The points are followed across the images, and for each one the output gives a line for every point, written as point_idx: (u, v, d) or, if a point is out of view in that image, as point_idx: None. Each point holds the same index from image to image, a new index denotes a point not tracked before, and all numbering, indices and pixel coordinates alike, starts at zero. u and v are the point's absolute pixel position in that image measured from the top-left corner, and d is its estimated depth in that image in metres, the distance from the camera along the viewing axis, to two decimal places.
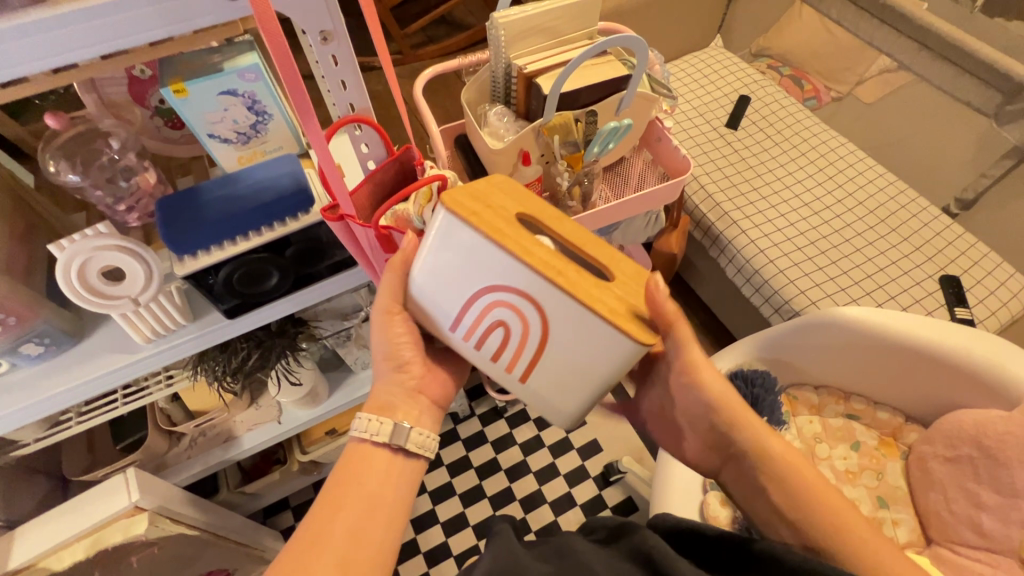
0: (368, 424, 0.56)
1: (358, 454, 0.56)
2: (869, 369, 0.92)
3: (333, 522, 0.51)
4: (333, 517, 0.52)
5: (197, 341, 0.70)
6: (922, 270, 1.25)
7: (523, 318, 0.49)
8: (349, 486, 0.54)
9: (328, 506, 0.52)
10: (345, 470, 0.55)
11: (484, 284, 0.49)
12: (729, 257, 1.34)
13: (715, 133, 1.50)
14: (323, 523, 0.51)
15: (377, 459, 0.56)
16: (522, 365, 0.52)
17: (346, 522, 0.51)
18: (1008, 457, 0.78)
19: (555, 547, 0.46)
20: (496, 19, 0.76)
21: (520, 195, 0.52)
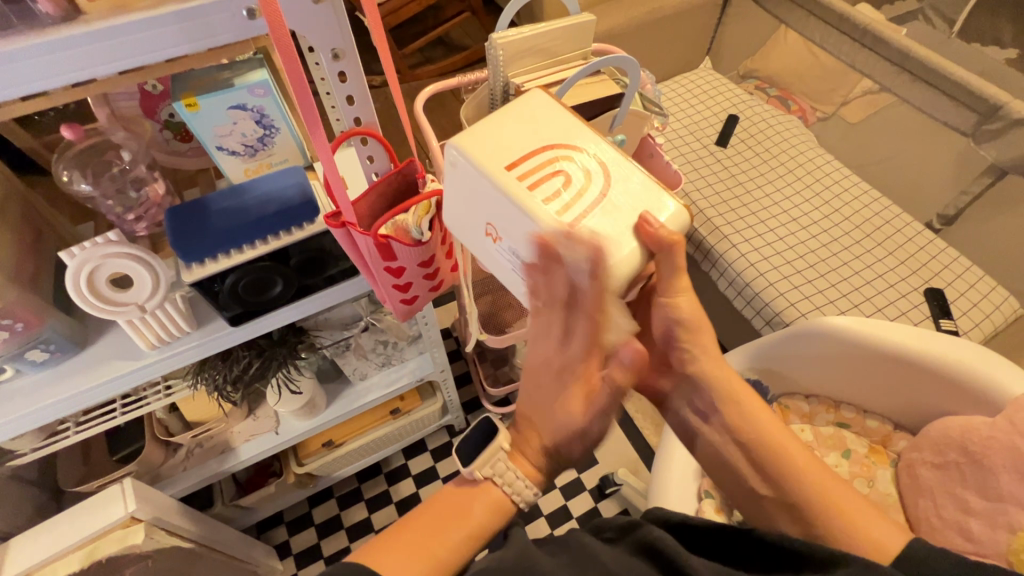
0: (520, 483, 0.51)
1: (481, 498, 0.52)
2: (860, 377, 0.94)
3: (430, 547, 0.47)
4: (433, 541, 0.47)
5: (200, 350, 0.71)
6: (907, 282, 1.28)
7: (587, 171, 0.52)
8: (458, 521, 0.50)
9: (430, 525, 0.49)
10: (464, 502, 0.51)
11: (558, 140, 0.54)
12: (721, 270, 1.37)
13: (704, 150, 1.55)
14: (421, 540, 0.47)
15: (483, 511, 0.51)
16: (575, 212, 0.49)
17: (442, 556, 0.47)
18: (993, 462, 0.80)
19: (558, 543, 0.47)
20: (495, 39, 0.79)
21: None
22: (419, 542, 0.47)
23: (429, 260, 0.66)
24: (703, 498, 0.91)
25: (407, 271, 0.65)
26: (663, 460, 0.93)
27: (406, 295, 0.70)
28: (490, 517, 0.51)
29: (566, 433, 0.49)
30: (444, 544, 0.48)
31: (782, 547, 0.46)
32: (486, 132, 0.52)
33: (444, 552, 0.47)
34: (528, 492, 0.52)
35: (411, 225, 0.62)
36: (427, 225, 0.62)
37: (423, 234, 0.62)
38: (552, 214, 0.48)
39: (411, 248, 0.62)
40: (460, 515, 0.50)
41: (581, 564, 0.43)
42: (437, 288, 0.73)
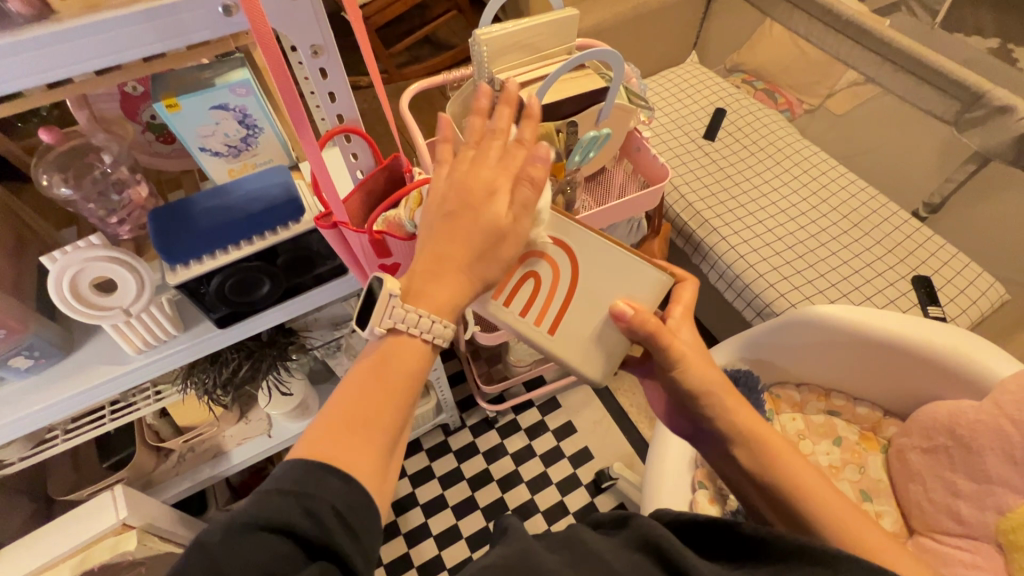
0: (429, 320, 0.41)
1: (396, 350, 0.42)
2: (848, 365, 0.95)
3: (360, 423, 0.38)
4: (361, 417, 0.38)
5: (189, 352, 0.71)
6: (894, 271, 1.29)
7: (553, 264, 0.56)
8: (384, 386, 0.40)
9: (349, 399, 0.39)
10: (382, 360, 0.41)
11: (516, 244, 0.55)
12: (710, 263, 1.38)
13: (692, 144, 1.55)
14: (346, 421, 0.38)
15: (398, 358, 0.41)
16: (551, 316, 0.58)
17: (369, 423, 0.38)
18: (980, 445, 0.80)
19: (552, 536, 0.47)
20: (479, 35, 0.80)
21: None
22: (348, 423, 0.38)
23: None
24: (697, 489, 0.91)
25: (402, 267, 0.64)
26: (657, 452, 0.93)
27: None
28: (410, 371, 0.42)
29: (483, 243, 0.42)
30: (375, 414, 0.39)
31: (774, 541, 0.46)
32: None
33: (382, 424, 0.39)
34: (444, 327, 0.42)
35: (404, 218, 0.61)
36: (420, 218, 0.61)
37: (417, 226, 0.61)
38: (532, 326, 0.57)
39: (406, 242, 0.61)
40: (386, 376, 0.40)
41: (571, 557, 0.43)
42: None
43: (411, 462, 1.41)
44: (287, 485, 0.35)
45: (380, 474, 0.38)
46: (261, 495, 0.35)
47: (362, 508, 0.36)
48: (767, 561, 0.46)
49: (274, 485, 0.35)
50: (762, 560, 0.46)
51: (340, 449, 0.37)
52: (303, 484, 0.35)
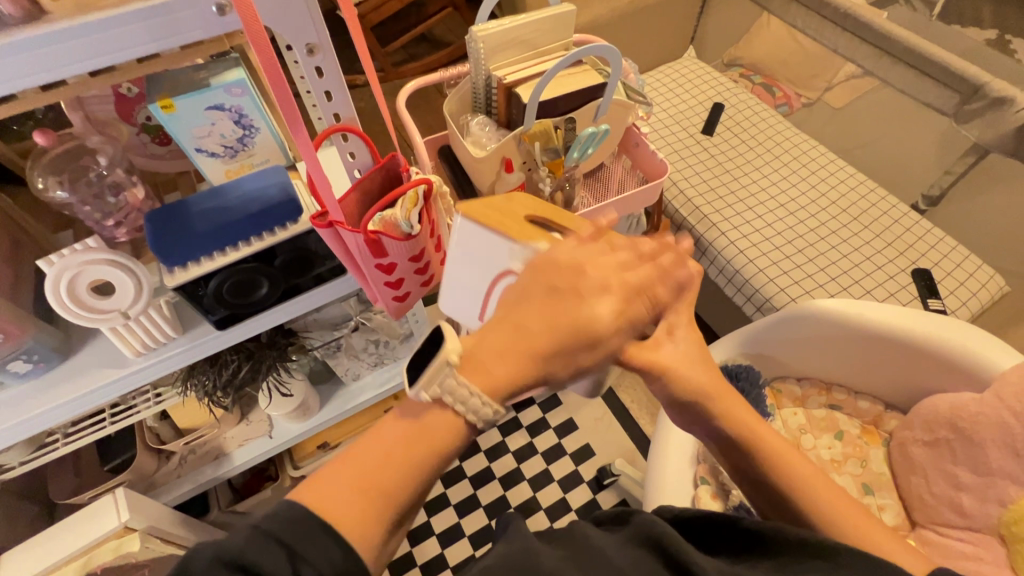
0: (478, 401, 0.38)
1: (433, 421, 0.38)
2: (849, 359, 0.95)
3: (373, 488, 0.36)
4: (375, 480, 0.36)
5: (188, 354, 0.71)
6: (894, 264, 1.29)
7: None
8: (407, 456, 0.37)
9: (371, 460, 0.36)
10: (418, 425, 0.38)
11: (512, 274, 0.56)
12: (710, 259, 1.38)
13: (691, 139, 1.55)
14: (356, 482, 0.36)
15: (429, 429, 0.38)
16: None
17: (380, 491, 0.36)
18: (982, 438, 0.80)
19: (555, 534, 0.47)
20: (475, 32, 0.79)
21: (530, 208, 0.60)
22: (360, 485, 0.36)
23: (419, 254, 0.65)
24: (700, 484, 0.91)
25: (398, 266, 0.64)
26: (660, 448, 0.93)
27: (398, 292, 0.69)
28: (438, 444, 0.38)
29: (572, 336, 0.41)
30: (387, 480, 0.36)
31: (778, 537, 0.46)
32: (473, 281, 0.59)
33: (391, 494, 0.36)
34: (490, 413, 0.38)
35: (400, 218, 0.60)
36: (416, 218, 0.60)
37: (413, 227, 0.61)
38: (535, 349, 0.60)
39: (402, 242, 0.61)
40: (412, 444, 0.38)
41: (573, 554, 0.43)
42: (429, 283, 0.71)
43: None
44: (284, 534, 0.33)
45: (376, 545, 0.36)
46: (254, 533, 0.32)
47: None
48: (773, 556, 0.45)
49: (267, 530, 0.33)
50: (767, 555, 0.46)
51: (345, 512, 0.35)
52: (291, 538, 0.33)
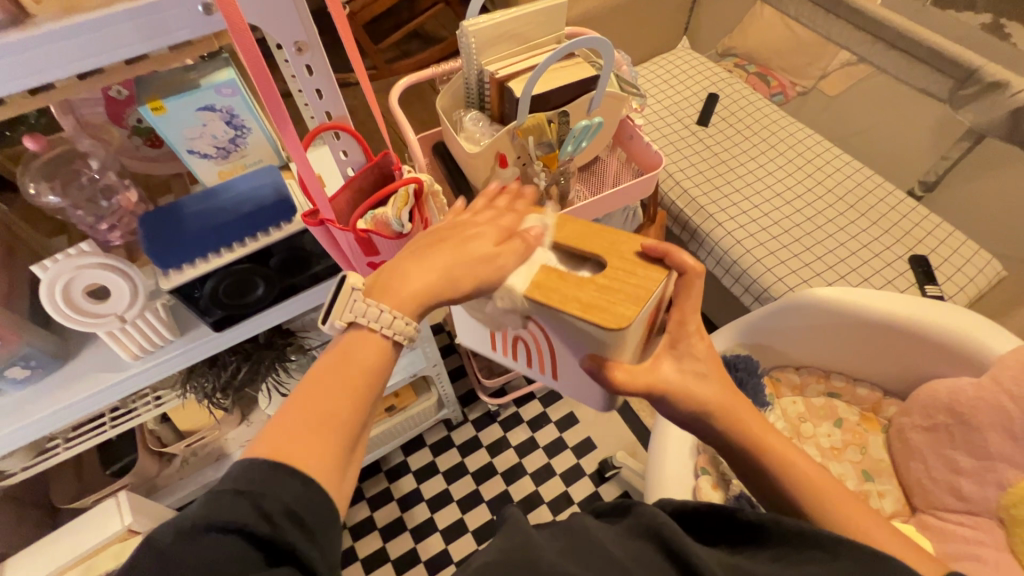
0: (388, 315, 0.44)
1: (358, 344, 0.44)
2: (847, 347, 0.95)
3: (320, 416, 0.39)
4: (319, 413, 0.39)
5: (186, 357, 0.70)
6: (891, 251, 1.29)
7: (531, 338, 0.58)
8: (344, 379, 0.41)
9: (312, 392, 0.40)
10: (344, 355, 0.43)
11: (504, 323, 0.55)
12: (707, 250, 1.38)
13: (686, 130, 1.55)
14: (302, 419, 0.39)
15: (357, 350, 0.43)
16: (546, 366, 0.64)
17: (327, 419, 0.39)
18: (980, 422, 0.81)
19: (555, 524, 0.47)
20: (466, 26, 0.79)
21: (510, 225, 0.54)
22: (306, 416, 0.39)
23: None
24: (700, 474, 0.91)
25: (390, 265, 0.64)
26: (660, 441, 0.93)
27: None
28: (371, 368, 0.43)
29: (468, 259, 0.48)
30: (334, 410, 0.40)
31: (777, 528, 0.46)
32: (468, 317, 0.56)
33: (339, 422, 0.40)
34: (403, 324, 0.44)
35: (390, 217, 0.59)
36: (407, 216, 0.60)
37: (404, 225, 0.60)
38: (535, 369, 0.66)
39: (393, 241, 0.61)
40: (346, 371, 0.42)
41: (571, 543, 0.43)
42: None
43: (415, 458, 1.41)
44: (244, 482, 0.35)
45: (338, 472, 0.39)
46: (218, 494, 0.34)
47: (319, 508, 0.36)
48: (770, 545, 0.46)
49: (230, 487, 0.35)
50: (766, 545, 0.46)
51: (298, 447, 0.37)
52: (258, 484, 0.35)
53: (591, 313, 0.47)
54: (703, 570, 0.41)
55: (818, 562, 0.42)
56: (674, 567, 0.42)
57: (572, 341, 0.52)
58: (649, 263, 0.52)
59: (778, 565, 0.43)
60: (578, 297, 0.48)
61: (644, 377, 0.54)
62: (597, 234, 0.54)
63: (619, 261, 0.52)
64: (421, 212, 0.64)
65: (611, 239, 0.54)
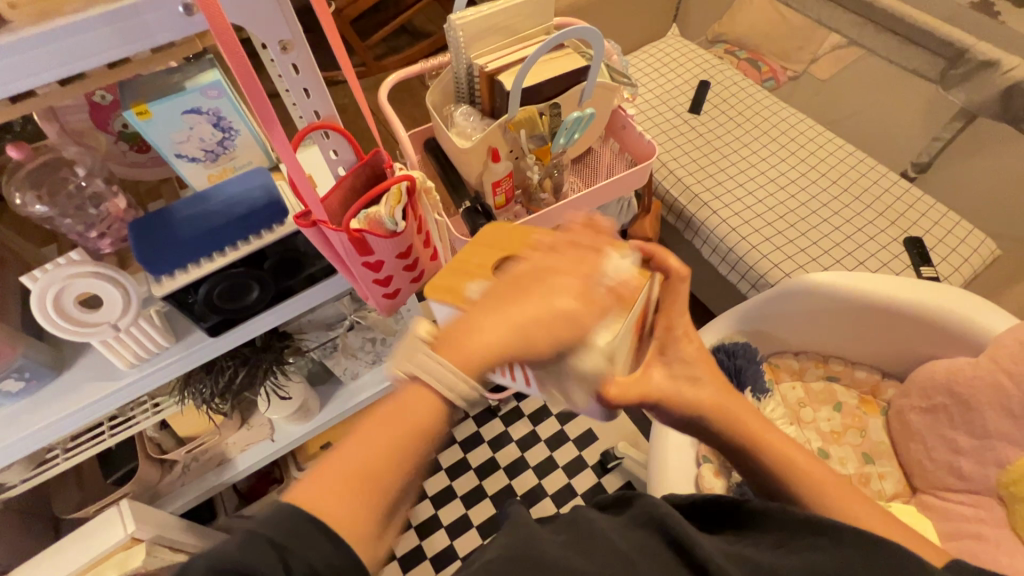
0: (452, 374, 0.37)
1: (415, 400, 0.38)
2: (844, 331, 0.96)
3: (368, 478, 0.35)
4: (361, 474, 0.35)
5: (182, 363, 0.70)
6: (886, 234, 1.29)
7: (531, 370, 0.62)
8: (392, 438, 0.36)
9: (362, 452, 0.36)
10: (398, 407, 0.38)
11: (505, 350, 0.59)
12: (703, 238, 1.38)
13: (678, 119, 1.54)
14: (342, 478, 0.35)
15: (413, 406, 0.38)
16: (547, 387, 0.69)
17: (368, 483, 0.35)
18: (978, 401, 0.81)
19: (558, 517, 0.47)
20: (453, 21, 0.78)
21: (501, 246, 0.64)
22: (349, 478, 0.35)
23: (407, 250, 0.65)
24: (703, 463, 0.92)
25: (386, 264, 0.64)
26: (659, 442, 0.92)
27: (387, 290, 0.69)
28: (424, 426, 0.38)
29: (548, 316, 0.41)
30: (377, 472, 0.35)
31: (782, 515, 0.46)
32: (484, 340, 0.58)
33: (381, 485, 0.35)
34: (466, 387, 0.37)
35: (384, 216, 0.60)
36: (401, 215, 0.60)
37: (398, 224, 0.61)
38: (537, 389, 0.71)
39: (387, 240, 0.61)
40: (396, 428, 0.37)
41: (574, 536, 0.43)
42: (419, 279, 0.72)
43: None
44: (275, 536, 0.33)
45: (374, 537, 0.35)
46: (248, 537, 0.33)
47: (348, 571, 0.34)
48: (774, 530, 0.46)
49: (262, 530, 0.33)
50: (771, 531, 0.46)
51: (333, 509, 0.34)
52: (284, 536, 0.33)
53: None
54: (708, 560, 0.41)
55: (821, 546, 0.43)
56: (678, 558, 0.42)
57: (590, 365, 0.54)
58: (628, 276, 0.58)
59: (781, 550, 0.43)
60: None
61: (637, 386, 0.54)
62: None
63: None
64: (415, 209, 0.64)
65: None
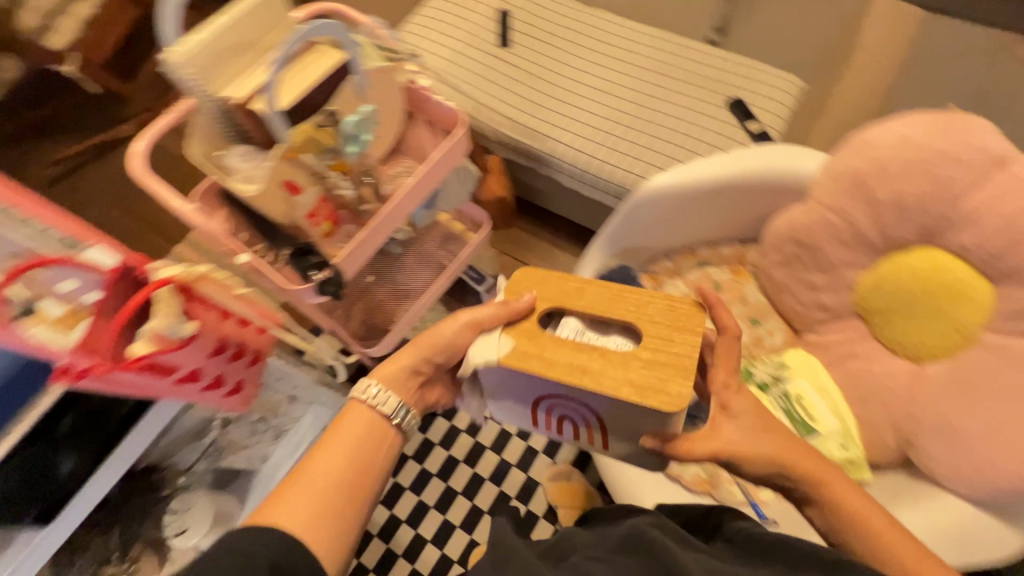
0: (381, 396, 0.61)
1: (351, 415, 0.60)
2: (701, 218, 1.00)
3: (326, 487, 0.54)
4: (316, 489, 0.54)
5: (31, 559, 0.63)
6: (710, 104, 1.35)
7: (579, 416, 0.60)
8: (338, 453, 0.57)
9: (315, 469, 0.55)
10: (341, 430, 0.60)
11: (545, 393, 0.58)
12: (558, 169, 1.37)
13: (492, 58, 1.47)
14: (300, 493, 0.53)
15: (356, 422, 0.60)
16: (594, 440, 0.65)
17: (324, 491, 0.54)
18: (819, 241, 0.85)
19: (556, 548, 0.55)
20: (169, 58, 0.66)
21: (555, 286, 0.62)
22: (307, 491, 0.53)
23: (213, 344, 0.62)
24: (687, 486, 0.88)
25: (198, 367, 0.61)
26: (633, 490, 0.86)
27: (223, 385, 0.66)
28: (367, 434, 0.60)
29: (441, 343, 0.63)
30: (326, 483, 0.54)
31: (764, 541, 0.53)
32: (520, 388, 0.59)
33: (327, 489, 0.54)
34: (390, 402, 0.61)
35: (165, 330, 0.55)
36: (183, 319, 0.56)
37: (185, 328, 0.56)
38: (581, 443, 0.67)
39: (181, 348, 0.57)
40: (341, 443, 0.58)
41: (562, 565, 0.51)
42: (253, 358, 0.70)
43: None
44: (233, 546, 0.47)
45: (326, 521, 0.52)
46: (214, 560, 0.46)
47: (298, 557, 0.49)
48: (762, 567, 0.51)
49: None
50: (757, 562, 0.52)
51: (289, 516, 0.51)
52: (244, 541, 0.48)
53: (653, 396, 0.53)
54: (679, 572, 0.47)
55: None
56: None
57: (633, 419, 0.56)
58: (679, 327, 0.58)
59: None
60: (632, 381, 0.54)
61: (710, 442, 0.59)
62: (621, 301, 0.60)
63: (653, 329, 0.57)
64: (202, 302, 0.61)
65: (637, 305, 0.60)
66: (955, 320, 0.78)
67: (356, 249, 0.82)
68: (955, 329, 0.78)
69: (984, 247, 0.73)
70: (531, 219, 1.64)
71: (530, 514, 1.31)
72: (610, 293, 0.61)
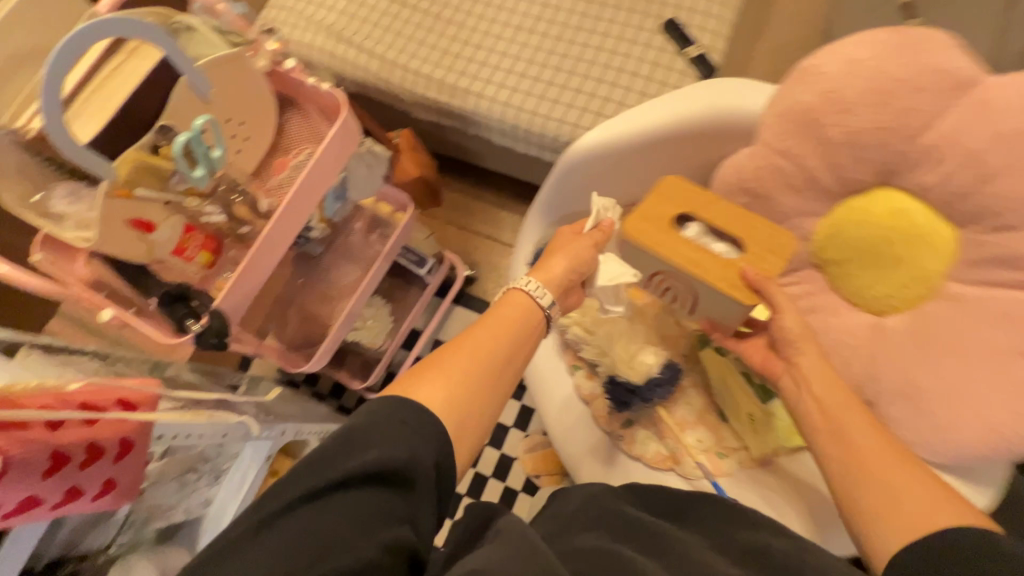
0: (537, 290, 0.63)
1: (510, 301, 0.62)
2: (644, 174, 0.89)
3: (479, 388, 0.54)
4: (466, 386, 0.53)
5: None
6: (644, 30, 1.20)
7: (684, 295, 0.76)
8: (494, 339, 0.58)
9: (462, 361, 0.55)
10: (493, 318, 0.60)
11: (665, 274, 0.73)
12: (486, 127, 1.23)
13: (392, 3, 1.27)
14: (451, 383, 0.52)
15: (515, 308, 0.62)
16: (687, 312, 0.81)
17: (468, 385, 0.53)
18: (769, 190, 0.77)
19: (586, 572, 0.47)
20: None
21: (685, 197, 0.74)
22: (457, 380, 0.53)
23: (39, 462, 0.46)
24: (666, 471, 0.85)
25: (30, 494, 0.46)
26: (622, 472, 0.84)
27: (88, 495, 0.50)
28: (516, 324, 0.60)
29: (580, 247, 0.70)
30: (472, 377, 0.54)
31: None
32: (642, 266, 0.74)
33: (472, 385, 0.53)
34: (548, 296, 0.63)
35: None
36: None
37: None
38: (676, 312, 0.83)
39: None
40: (497, 332, 0.58)
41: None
42: (126, 448, 0.53)
43: None
44: (367, 431, 0.45)
45: (472, 414, 0.52)
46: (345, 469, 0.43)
47: (447, 462, 0.48)
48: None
49: None
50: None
51: (448, 406, 0.51)
52: (385, 424, 0.46)
53: (737, 291, 0.68)
54: None
55: None
56: None
57: (717, 305, 0.72)
58: (779, 253, 0.70)
59: None
60: (733, 279, 0.69)
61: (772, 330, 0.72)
62: (741, 222, 0.72)
63: (756, 247, 0.71)
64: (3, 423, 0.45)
65: (750, 226, 0.72)
66: (917, 268, 0.72)
67: (240, 280, 0.70)
68: (917, 280, 0.72)
69: (946, 185, 0.66)
70: (468, 180, 1.51)
71: (507, 491, 1.30)
72: (737, 213, 0.73)
